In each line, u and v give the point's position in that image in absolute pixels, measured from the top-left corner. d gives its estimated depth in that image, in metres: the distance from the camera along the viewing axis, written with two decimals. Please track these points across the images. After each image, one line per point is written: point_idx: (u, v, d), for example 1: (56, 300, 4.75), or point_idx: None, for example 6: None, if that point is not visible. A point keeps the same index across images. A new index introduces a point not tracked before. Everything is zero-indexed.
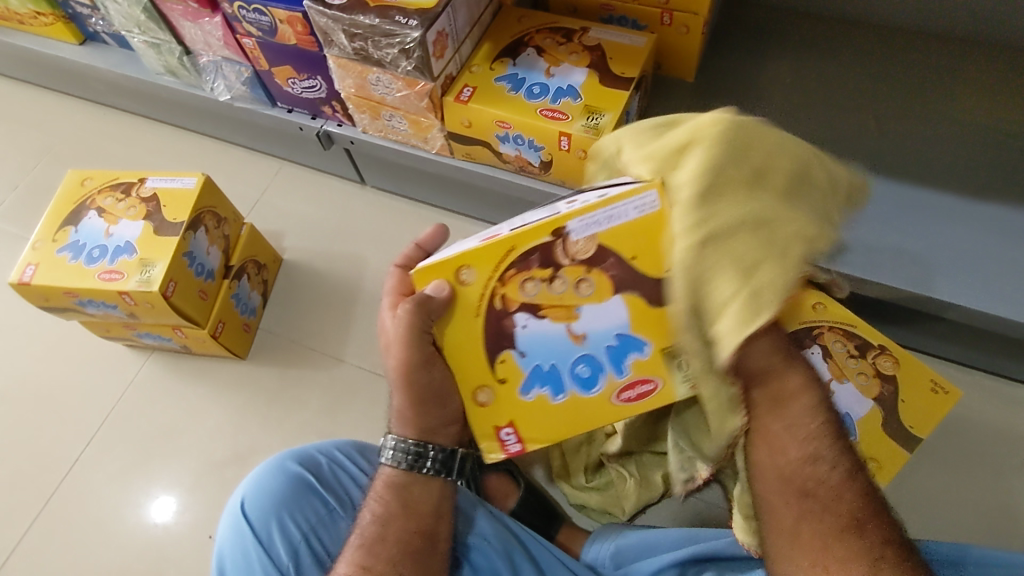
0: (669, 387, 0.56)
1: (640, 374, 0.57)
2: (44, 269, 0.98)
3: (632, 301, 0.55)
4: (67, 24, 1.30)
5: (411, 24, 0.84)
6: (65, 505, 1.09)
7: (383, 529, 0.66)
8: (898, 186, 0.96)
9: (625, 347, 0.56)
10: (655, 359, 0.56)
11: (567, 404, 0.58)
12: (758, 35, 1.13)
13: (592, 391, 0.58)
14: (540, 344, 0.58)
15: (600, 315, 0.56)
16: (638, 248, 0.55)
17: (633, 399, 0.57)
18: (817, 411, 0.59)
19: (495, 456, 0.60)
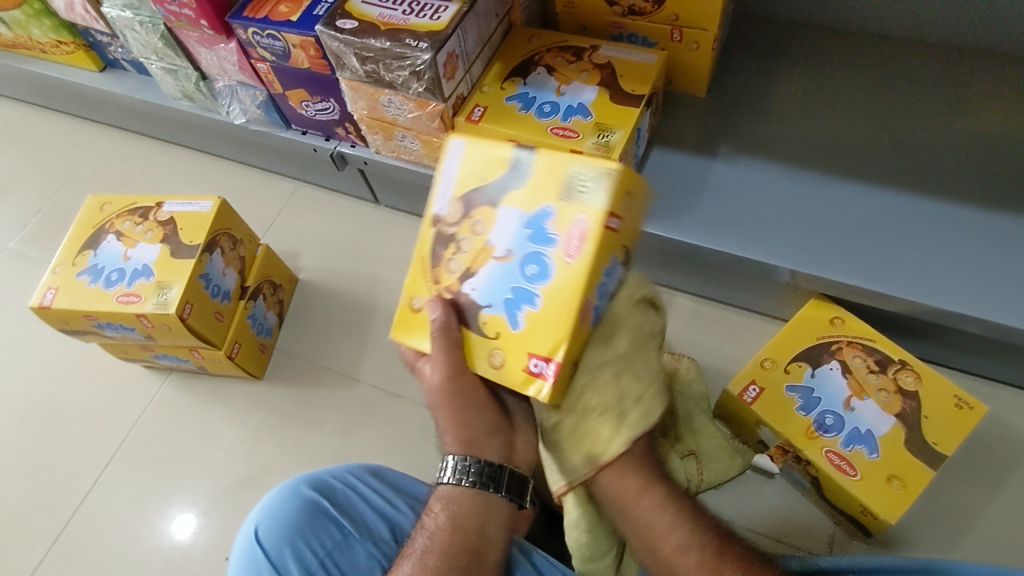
0: (592, 207, 0.57)
1: (567, 225, 0.58)
2: (64, 293, 0.99)
3: (513, 198, 0.61)
4: (87, 51, 1.34)
5: (422, 46, 0.85)
6: (84, 527, 1.10)
7: (432, 543, 0.66)
8: (916, 199, 0.95)
9: (537, 225, 0.59)
10: (561, 207, 0.58)
11: (547, 305, 0.58)
12: (767, 49, 1.13)
13: (553, 274, 0.58)
14: (492, 286, 0.61)
15: (502, 230, 0.61)
16: (482, 168, 0.63)
17: (585, 239, 0.57)
18: (662, 507, 0.59)
19: (543, 390, 0.57)
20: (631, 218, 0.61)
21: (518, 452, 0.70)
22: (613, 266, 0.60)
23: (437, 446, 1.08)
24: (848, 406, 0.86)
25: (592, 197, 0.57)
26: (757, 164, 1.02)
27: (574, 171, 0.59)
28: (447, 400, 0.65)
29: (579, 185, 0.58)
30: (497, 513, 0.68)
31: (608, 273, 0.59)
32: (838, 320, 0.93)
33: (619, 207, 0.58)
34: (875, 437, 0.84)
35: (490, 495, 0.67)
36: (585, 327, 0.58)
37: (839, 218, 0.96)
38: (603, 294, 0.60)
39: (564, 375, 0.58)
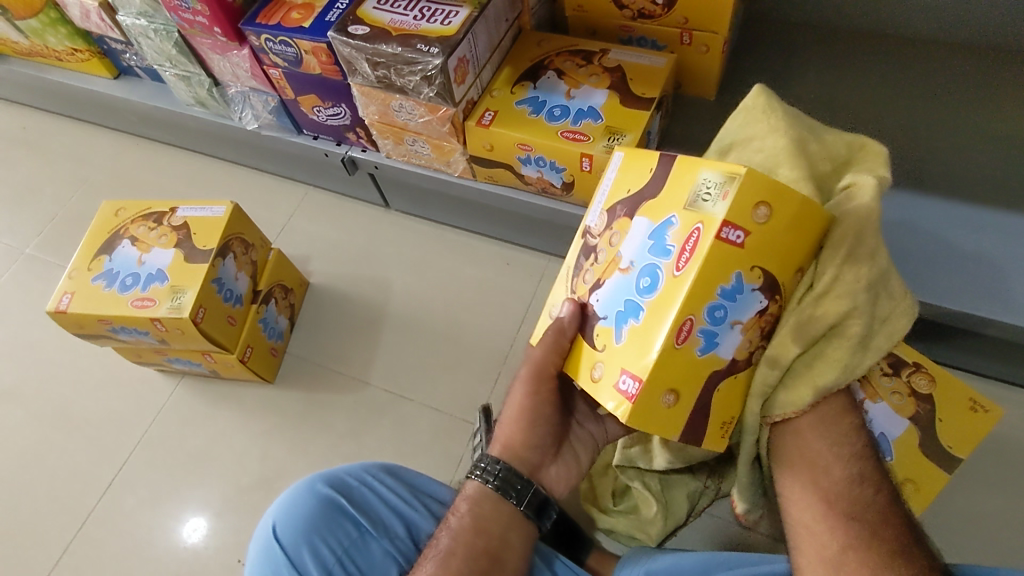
0: (708, 217, 0.48)
1: (683, 235, 0.49)
2: (79, 298, 1.00)
3: (645, 211, 0.54)
4: (102, 59, 1.35)
5: (433, 51, 0.86)
6: (99, 529, 1.11)
7: (455, 541, 0.66)
8: (927, 200, 0.95)
9: (658, 237, 0.51)
10: (682, 217, 0.50)
11: (648, 322, 0.50)
12: (777, 52, 1.13)
13: (660, 288, 0.50)
14: (611, 296, 0.55)
15: (631, 241, 0.54)
16: (629, 185, 0.58)
17: (694, 250, 0.48)
18: (856, 436, 0.59)
19: (623, 409, 0.51)
20: (785, 231, 0.50)
21: (546, 480, 0.71)
22: (737, 286, 0.49)
23: (449, 449, 1.08)
24: (863, 409, 0.83)
25: (713, 204, 0.48)
26: None
27: (702, 175, 0.49)
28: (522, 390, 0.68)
29: (703, 192, 0.49)
30: (518, 524, 0.68)
31: (729, 294, 0.49)
32: None
33: (748, 218, 0.47)
34: (890, 439, 0.84)
35: (513, 505, 0.68)
36: (682, 351, 0.49)
37: None
38: (718, 318, 0.50)
39: (654, 399, 0.50)
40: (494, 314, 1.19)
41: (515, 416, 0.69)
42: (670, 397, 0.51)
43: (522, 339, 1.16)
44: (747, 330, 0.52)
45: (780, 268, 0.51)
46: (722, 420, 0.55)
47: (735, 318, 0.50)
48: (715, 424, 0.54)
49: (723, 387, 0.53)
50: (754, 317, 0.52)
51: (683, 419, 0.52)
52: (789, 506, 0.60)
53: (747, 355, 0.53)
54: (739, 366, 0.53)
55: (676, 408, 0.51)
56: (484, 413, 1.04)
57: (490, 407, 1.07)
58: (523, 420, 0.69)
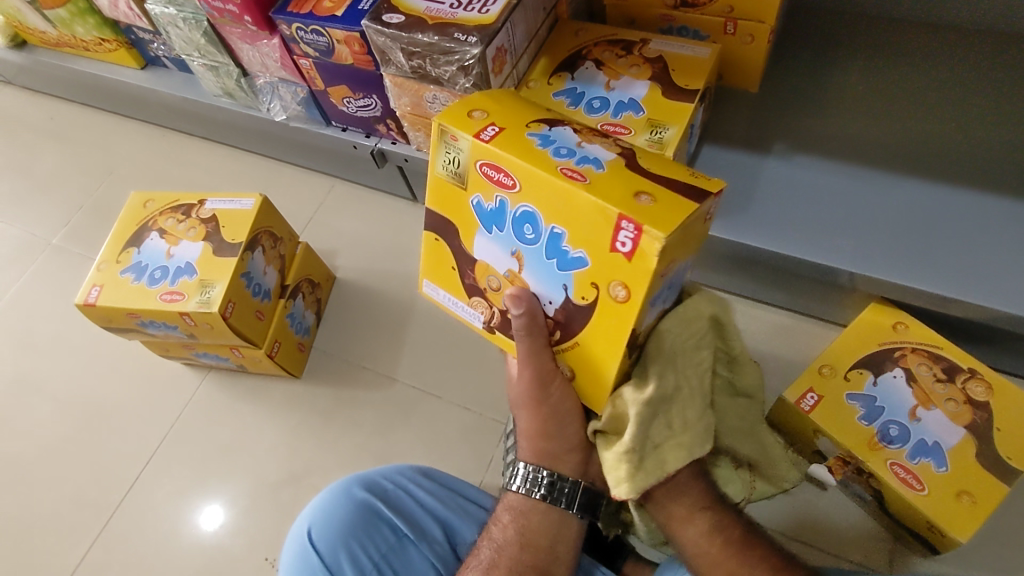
0: (472, 153, 0.53)
1: (486, 183, 0.53)
2: (108, 290, 0.99)
3: (469, 242, 0.58)
4: (130, 49, 1.34)
5: (471, 40, 0.83)
6: (126, 524, 1.10)
7: (499, 554, 0.65)
8: (988, 199, 0.90)
9: (493, 215, 0.54)
10: (477, 186, 0.54)
11: (558, 220, 0.50)
12: (823, 43, 1.08)
13: (530, 205, 0.51)
14: (544, 269, 0.54)
15: (492, 249, 0.56)
16: (449, 268, 0.62)
17: (495, 165, 0.51)
18: (711, 535, 0.59)
19: (653, 232, 0.44)
20: (502, 104, 0.56)
21: (592, 470, 0.67)
22: (543, 136, 0.52)
23: (479, 449, 1.06)
24: (913, 416, 0.82)
25: (460, 151, 0.53)
26: (813, 162, 0.98)
27: (442, 166, 0.55)
28: (531, 399, 0.61)
29: (452, 164, 0.55)
30: (569, 534, 0.66)
31: (545, 140, 0.51)
32: (901, 325, 0.89)
33: (473, 123, 0.53)
34: (942, 447, 0.80)
35: (563, 512, 0.66)
36: (591, 178, 0.48)
37: (903, 219, 0.91)
38: (567, 152, 0.51)
39: (639, 209, 0.46)
40: None
41: (537, 426, 0.64)
42: (644, 198, 0.47)
43: None
44: (589, 139, 0.53)
45: (537, 111, 0.56)
46: (682, 171, 0.50)
47: (570, 140, 0.52)
48: (688, 175, 0.50)
49: (644, 161, 0.51)
50: (579, 134, 0.53)
51: (669, 194, 0.47)
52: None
53: (618, 145, 0.53)
54: (626, 150, 0.52)
55: (659, 197, 0.47)
56: None
57: None
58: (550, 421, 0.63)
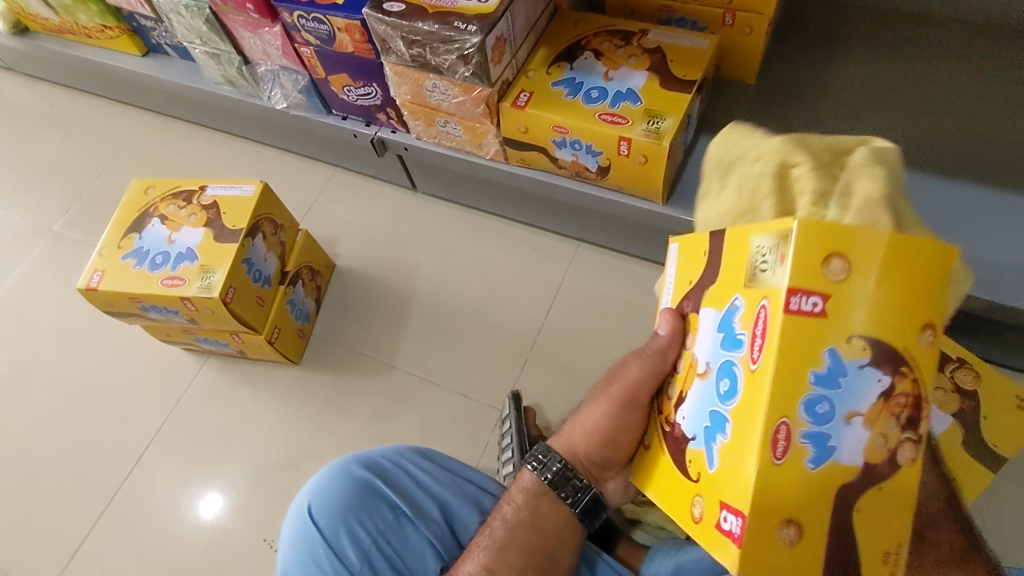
0: (770, 291, 0.37)
1: (750, 317, 0.39)
2: (110, 275, 1.00)
3: (709, 297, 0.48)
4: (131, 37, 1.35)
5: (471, 29, 0.84)
6: (126, 506, 1.12)
7: (512, 533, 0.67)
8: (981, 190, 0.91)
9: (728, 328, 0.43)
10: (748, 299, 0.40)
11: (737, 439, 0.38)
12: (820, 35, 1.09)
13: (739, 391, 0.39)
14: (699, 412, 0.46)
15: (703, 341, 0.48)
16: (692, 269, 0.52)
17: (761, 328, 0.37)
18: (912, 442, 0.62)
19: (728, 556, 0.38)
20: (881, 291, 0.35)
21: (605, 490, 0.70)
22: (835, 368, 0.35)
23: (475, 434, 1.07)
24: None
25: (773, 273, 0.37)
26: None
27: (758, 244, 0.40)
28: (614, 410, 0.62)
29: (762, 261, 0.39)
30: (571, 525, 0.69)
31: (827, 380, 0.36)
32: None
33: (820, 280, 0.35)
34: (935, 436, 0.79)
35: (568, 504, 0.69)
36: (786, 469, 0.36)
37: None
38: (826, 412, 0.36)
39: (762, 535, 0.37)
40: (522, 301, 1.18)
41: (590, 426, 0.66)
42: (789, 531, 0.37)
43: (550, 327, 1.14)
44: (877, 426, 0.36)
45: (902, 334, 0.36)
46: (876, 556, 0.37)
47: (853, 411, 0.36)
48: (871, 564, 0.37)
49: (864, 500, 0.37)
50: (882, 403, 0.35)
51: (814, 555, 0.37)
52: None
53: (894, 457, 0.36)
54: (884, 473, 0.36)
55: (803, 547, 0.37)
56: (512, 398, 1.02)
57: (520, 393, 1.06)
58: (596, 436, 0.65)
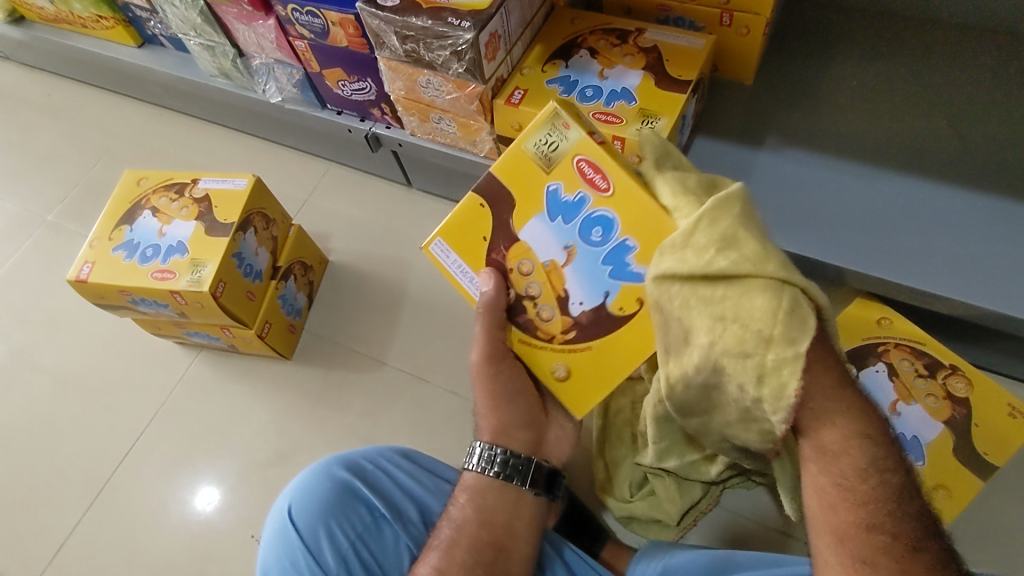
0: (577, 143, 0.61)
1: (574, 177, 0.61)
2: (100, 267, 1.00)
3: (518, 220, 0.64)
4: (126, 27, 1.34)
5: (464, 25, 0.83)
6: (115, 499, 1.11)
7: (459, 532, 0.67)
8: (978, 195, 0.90)
9: (558, 205, 0.62)
10: (561, 175, 0.62)
11: (633, 233, 0.60)
12: (820, 36, 1.08)
13: (611, 213, 0.60)
14: (586, 274, 0.62)
15: (540, 241, 0.63)
16: (473, 240, 0.66)
17: (596, 164, 0.60)
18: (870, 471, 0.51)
19: None
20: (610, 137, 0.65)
21: (549, 445, 0.73)
22: None
23: (465, 432, 1.07)
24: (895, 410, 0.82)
25: (568, 137, 0.61)
26: (807, 155, 0.98)
27: (536, 142, 0.62)
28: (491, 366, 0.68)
29: (546, 147, 0.62)
30: (524, 509, 0.69)
31: None
32: (885, 320, 0.89)
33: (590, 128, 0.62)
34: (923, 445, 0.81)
35: (518, 489, 0.69)
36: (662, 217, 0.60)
37: (893, 216, 0.91)
38: None
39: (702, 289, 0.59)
40: None
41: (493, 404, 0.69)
42: None
43: None
44: None
45: None
46: None
47: None
48: None
49: None
50: None
51: None
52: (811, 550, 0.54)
53: None
54: None
55: None
56: None
57: None
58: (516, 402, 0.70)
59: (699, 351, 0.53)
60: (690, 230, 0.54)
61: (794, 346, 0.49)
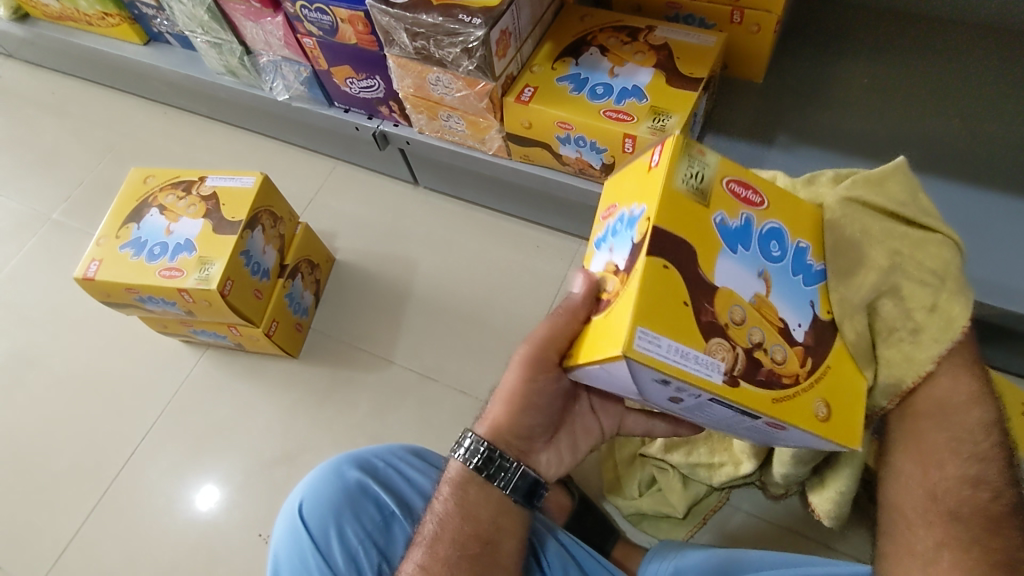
0: (718, 169, 0.51)
1: (730, 201, 0.50)
2: (107, 265, 0.99)
3: (706, 267, 0.46)
4: (132, 25, 1.34)
5: (475, 22, 0.82)
6: (121, 498, 1.11)
7: (440, 528, 0.62)
8: (989, 194, 0.90)
9: (735, 234, 0.49)
10: (719, 203, 0.49)
11: (801, 235, 0.54)
12: (829, 34, 1.08)
13: (779, 224, 0.52)
14: (790, 297, 0.51)
15: (736, 277, 0.47)
16: (668, 326, 0.43)
17: (742, 183, 0.52)
18: (985, 432, 0.55)
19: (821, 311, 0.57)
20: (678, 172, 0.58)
21: (537, 465, 0.66)
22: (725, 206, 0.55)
23: None
24: None
25: (704, 166, 0.50)
26: (817, 154, 0.98)
27: (679, 170, 0.48)
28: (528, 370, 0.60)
29: (695, 180, 0.49)
30: (507, 508, 0.64)
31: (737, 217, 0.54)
32: None
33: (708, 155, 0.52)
34: None
35: (501, 491, 0.64)
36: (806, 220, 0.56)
37: None
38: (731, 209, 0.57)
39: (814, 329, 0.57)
40: (522, 299, 1.17)
41: (513, 406, 0.63)
42: None
43: None
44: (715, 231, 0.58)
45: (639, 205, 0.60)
46: None
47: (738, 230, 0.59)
48: None
49: None
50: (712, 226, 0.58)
51: None
52: (890, 488, 0.58)
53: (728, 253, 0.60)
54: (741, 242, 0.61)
55: None
56: None
57: None
58: (516, 407, 0.62)
59: (879, 277, 0.53)
60: (864, 177, 0.58)
61: (963, 291, 0.54)
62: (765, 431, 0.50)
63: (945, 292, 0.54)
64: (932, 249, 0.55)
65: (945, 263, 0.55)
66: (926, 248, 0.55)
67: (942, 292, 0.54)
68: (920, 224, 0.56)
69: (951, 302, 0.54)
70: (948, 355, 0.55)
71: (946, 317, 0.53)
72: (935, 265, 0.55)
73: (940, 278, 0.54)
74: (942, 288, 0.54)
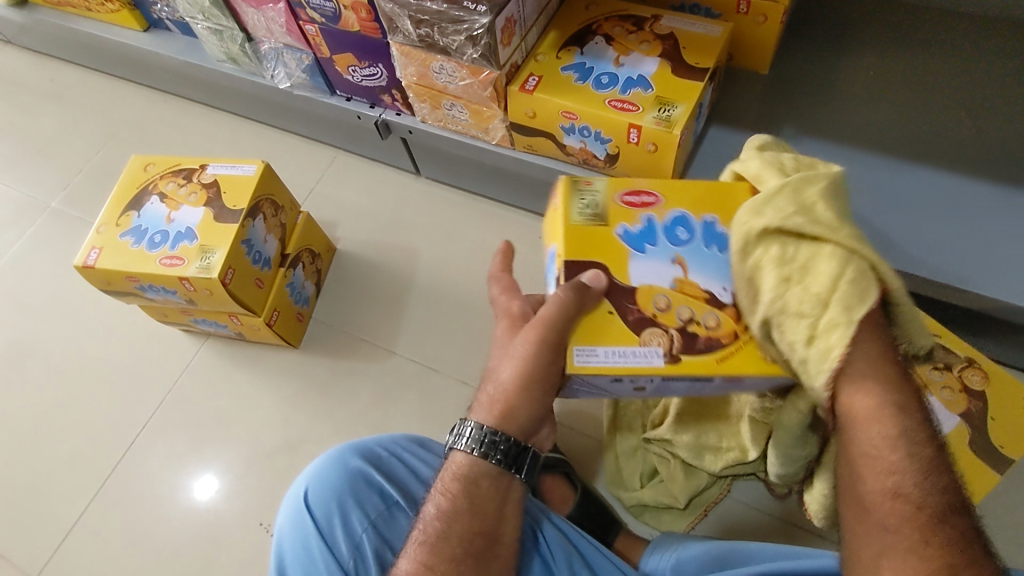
0: (610, 192, 0.66)
1: (629, 212, 0.65)
2: (107, 253, 0.99)
3: (620, 272, 0.62)
4: (132, 11, 1.32)
5: (480, 9, 0.82)
6: (122, 487, 1.11)
7: (448, 527, 0.60)
8: (997, 188, 0.89)
9: (641, 235, 0.64)
10: (620, 215, 0.65)
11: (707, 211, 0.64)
12: (836, 25, 1.07)
13: (685, 212, 0.65)
14: (705, 265, 0.62)
15: (650, 272, 0.62)
16: (600, 335, 0.59)
17: (635, 193, 0.66)
18: (894, 443, 0.51)
19: None
20: None
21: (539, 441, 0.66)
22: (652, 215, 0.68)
23: None
24: None
25: (596, 195, 0.66)
26: (823, 146, 0.97)
27: (573, 207, 0.65)
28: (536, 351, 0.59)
29: (590, 210, 0.65)
30: (513, 495, 0.64)
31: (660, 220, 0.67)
32: None
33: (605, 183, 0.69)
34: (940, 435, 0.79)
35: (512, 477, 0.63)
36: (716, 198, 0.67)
37: (914, 208, 0.90)
38: None
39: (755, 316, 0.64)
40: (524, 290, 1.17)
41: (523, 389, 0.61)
42: None
43: None
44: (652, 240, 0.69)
45: None
46: None
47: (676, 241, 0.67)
48: None
49: None
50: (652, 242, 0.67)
51: None
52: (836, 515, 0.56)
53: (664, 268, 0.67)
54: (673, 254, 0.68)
55: None
56: None
57: None
58: (535, 388, 0.60)
59: (762, 312, 0.55)
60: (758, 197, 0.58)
61: (849, 313, 0.51)
62: (733, 388, 0.61)
63: (826, 316, 0.52)
64: (818, 267, 0.53)
65: (828, 282, 0.52)
66: (811, 268, 0.53)
67: (820, 318, 0.52)
68: (816, 239, 0.54)
69: (831, 328, 0.52)
70: (841, 381, 0.52)
71: (827, 345, 0.52)
72: (815, 289, 0.53)
73: (819, 301, 0.52)
74: (824, 312, 0.52)
